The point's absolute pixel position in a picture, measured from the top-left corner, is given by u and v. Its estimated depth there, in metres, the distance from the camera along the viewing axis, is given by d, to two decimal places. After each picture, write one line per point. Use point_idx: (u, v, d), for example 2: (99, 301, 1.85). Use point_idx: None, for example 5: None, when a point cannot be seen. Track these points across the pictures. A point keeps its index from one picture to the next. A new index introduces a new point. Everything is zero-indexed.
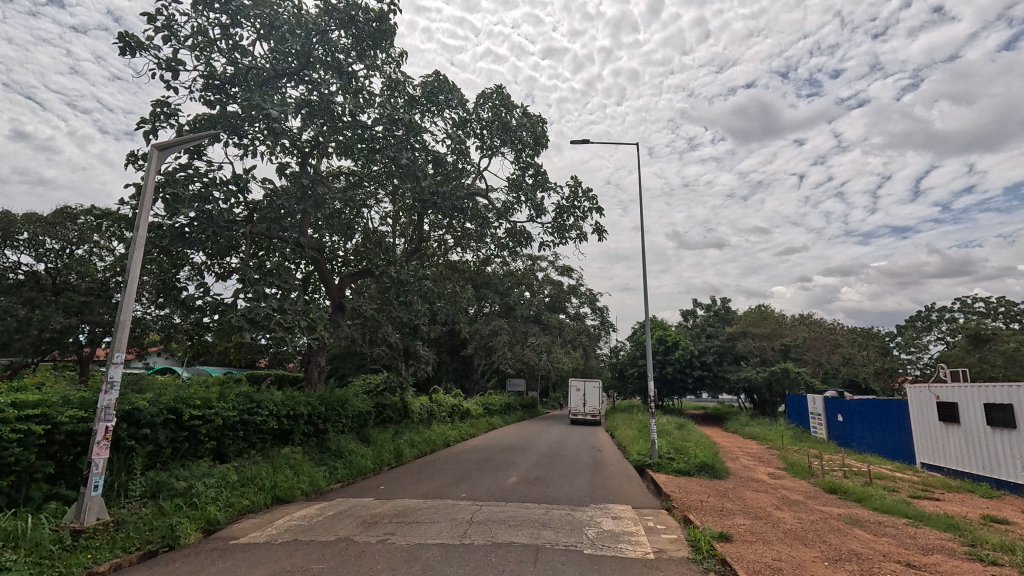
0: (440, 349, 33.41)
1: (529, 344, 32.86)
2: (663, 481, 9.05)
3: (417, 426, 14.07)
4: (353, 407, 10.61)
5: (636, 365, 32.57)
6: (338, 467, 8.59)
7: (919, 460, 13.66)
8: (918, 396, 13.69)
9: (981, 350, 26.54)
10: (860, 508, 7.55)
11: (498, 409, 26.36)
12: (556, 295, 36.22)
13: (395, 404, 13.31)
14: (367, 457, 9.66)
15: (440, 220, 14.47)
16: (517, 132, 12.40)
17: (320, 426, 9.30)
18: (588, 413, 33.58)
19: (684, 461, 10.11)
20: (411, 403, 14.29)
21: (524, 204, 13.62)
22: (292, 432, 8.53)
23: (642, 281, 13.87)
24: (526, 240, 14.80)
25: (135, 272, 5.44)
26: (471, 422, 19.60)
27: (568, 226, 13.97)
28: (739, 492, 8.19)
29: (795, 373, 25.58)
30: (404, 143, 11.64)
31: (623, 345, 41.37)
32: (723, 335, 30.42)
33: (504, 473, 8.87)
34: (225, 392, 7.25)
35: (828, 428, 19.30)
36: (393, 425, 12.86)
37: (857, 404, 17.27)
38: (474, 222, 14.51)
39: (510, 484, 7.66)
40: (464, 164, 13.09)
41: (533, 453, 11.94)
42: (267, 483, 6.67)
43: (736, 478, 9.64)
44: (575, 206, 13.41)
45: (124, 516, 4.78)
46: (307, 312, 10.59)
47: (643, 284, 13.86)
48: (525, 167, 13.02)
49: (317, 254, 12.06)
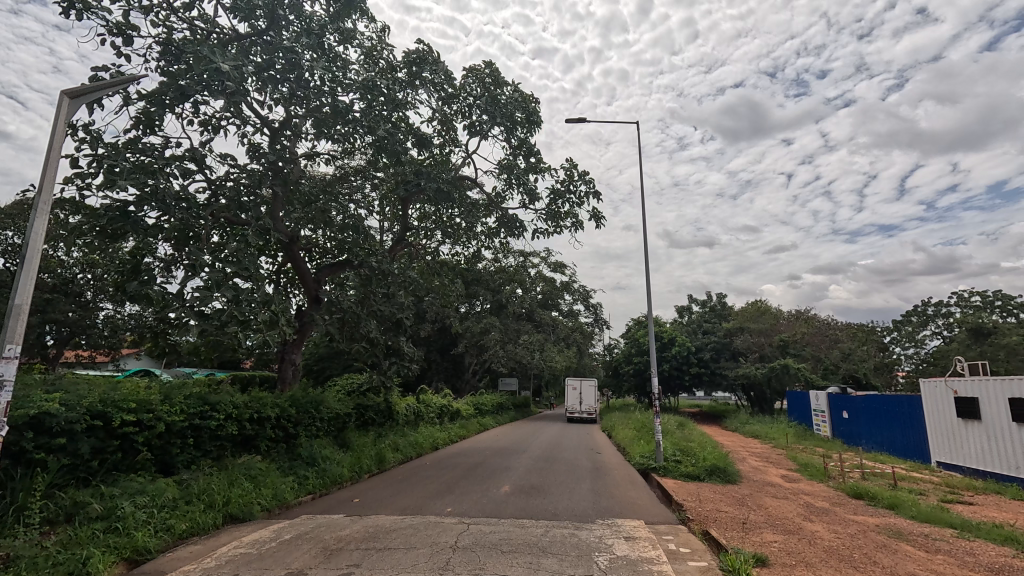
0: (430, 348, 32.48)
1: (521, 342, 32.06)
2: (672, 487, 8.18)
3: (403, 429, 13.11)
4: (330, 409, 9.63)
5: (630, 363, 31.82)
6: (309, 476, 7.65)
7: (933, 458, 12.98)
8: (933, 391, 12.95)
9: (982, 344, 26.02)
10: (895, 517, 6.72)
11: (490, 409, 25.48)
12: (548, 292, 35.39)
13: (379, 405, 12.33)
14: (344, 464, 8.72)
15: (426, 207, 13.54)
16: (508, 109, 11.49)
17: (290, 430, 8.33)
18: (583, 412, 32.77)
19: (692, 465, 9.26)
20: (396, 405, 13.32)
21: (516, 189, 12.72)
22: (256, 438, 7.57)
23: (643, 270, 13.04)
24: (519, 229, 13.89)
25: (38, 247, 4.42)
26: (462, 424, 18.63)
27: (563, 214, 13.09)
28: (760, 501, 7.32)
29: (795, 369, 24.92)
30: (384, 120, 10.70)
31: (617, 342, 40.65)
32: (719, 331, 29.73)
33: (497, 481, 7.96)
34: (173, 393, 6.28)
35: (831, 426, 18.61)
36: (376, 428, 11.90)
37: (864, 400, 16.54)
38: (463, 210, 13.59)
39: (502, 495, 6.74)
40: (451, 145, 12.19)
41: (530, 456, 11.05)
42: (218, 498, 5.73)
43: (749, 482, 8.81)
44: (571, 192, 12.55)
45: (18, 549, 3.79)
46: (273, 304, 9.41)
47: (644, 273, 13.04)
48: (517, 149, 12.12)
49: (290, 242, 11.07)
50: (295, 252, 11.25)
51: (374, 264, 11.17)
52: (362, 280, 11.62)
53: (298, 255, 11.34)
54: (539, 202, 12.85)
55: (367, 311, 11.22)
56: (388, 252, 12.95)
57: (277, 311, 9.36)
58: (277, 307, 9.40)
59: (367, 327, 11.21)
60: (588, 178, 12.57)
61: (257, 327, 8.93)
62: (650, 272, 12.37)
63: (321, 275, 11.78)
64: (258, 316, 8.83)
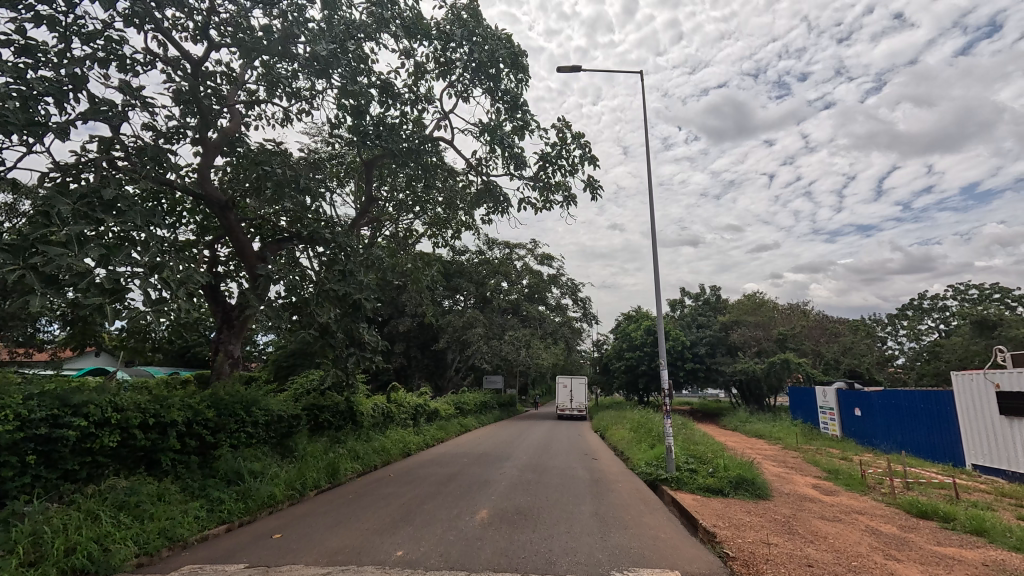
0: (411, 345, 30.68)
1: (506, 338, 30.55)
2: (691, 505, 6.57)
3: (368, 433, 11.29)
4: (270, 412, 7.80)
5: (621, 358, 30.33)
6: (227, 500, 5.86)
7: (967, 460, 11.60)
8: (971, 385, 11.48)
9: (987, 338, 24.94)
10: (997, 549, 5.10)
11: (473, 409, 23.76)
12: (535, 285, 33.63)
13: (339, 406, 10.49)
14: (281, 479, 6.92)
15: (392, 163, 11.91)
16: (488, 54, 9.75)
17: (213, 435, 6.53)
18: (574, 410, 31.26)
19: (712, 475, 7.64)
20: (361, 405, 11.49)
21: (499, 154, 10.94)
22: (155, 451, 5.77)
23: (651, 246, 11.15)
24: (503, 202, 12.11)
25: None
26: (440, 425, 16.87)
27: (554, 185, 11.37)
28: (810, 526, 5.70)
29: (795, 363, 23.62)
30: (339, 56, 8.89)
31: (606, 339, 39.10)
32: (715, 325, 28.23)
33: (476, 500, 6.34)
34: (12, 392, 4.48)
35: (841, 424, 17.26)
36: (333, 433, 10.05)
37: (880, 396, 15.14)
38: (437, 177, 11.90)
39: (476, 527, 5.07)
40: (421, 95, 10.88)
41: (518, 463, 9.58)
42: (57, 544, 3.91)
43: (785, 497, 7.18)
44: (563, 157, 10.82)
45: None
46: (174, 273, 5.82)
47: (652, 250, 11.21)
48: (499, 102, 10.40)
49: (224, 206, 9.02)
50: (233, 220, 9.19)
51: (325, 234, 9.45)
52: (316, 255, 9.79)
53: (236, 225, 9.26)
54: (526, 170, 11.10)
55: (322, 290, 9.43)
56: (350, 224, 11.15)
57: (178, 285, 5.75)
58: (182, 278, 5.82)
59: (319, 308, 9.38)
60: (581, 143, 10.87)
61: (138, 307, 5.26)
62: (657, 252, 10.68)
63: (266, 251, 9.81)
64: (141, 286, 5.21)
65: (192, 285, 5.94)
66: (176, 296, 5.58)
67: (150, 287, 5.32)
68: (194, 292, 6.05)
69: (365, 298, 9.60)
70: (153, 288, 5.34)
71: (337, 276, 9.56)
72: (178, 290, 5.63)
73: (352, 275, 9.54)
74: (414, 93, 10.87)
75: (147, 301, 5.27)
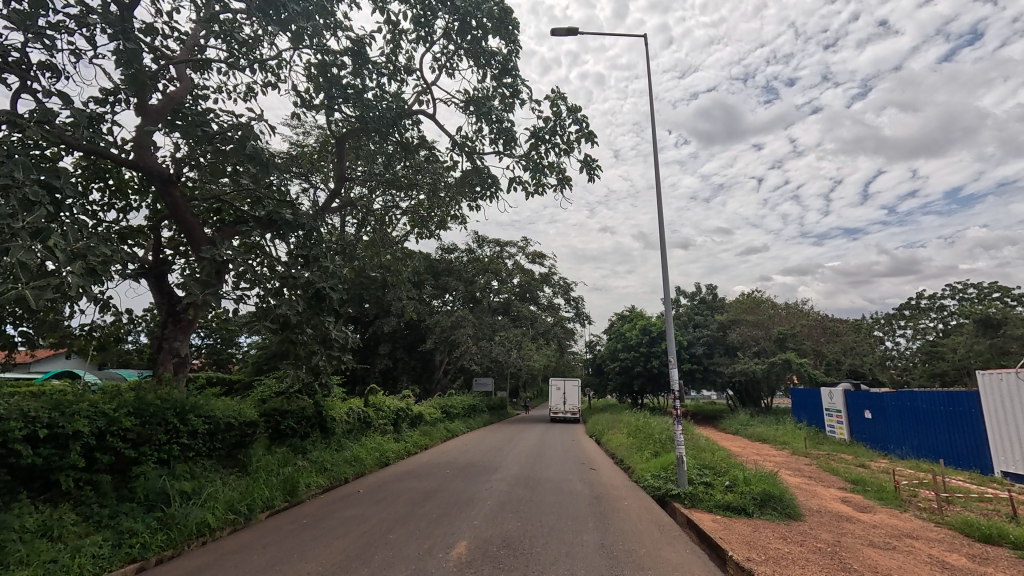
0: (397, 346, 29.50)
1: (497, 338, 29.53)
2: (714, 529, 5.50)
3: (340, 441, 10.12)
4: (216, 420, 6.64)
5: (615, 359, 29.32)
6: (141, 533, 4.70)
7: (997, 467, 10.65)
8: (999, 385, 10.54)
9: (992, 338, 24.21)
10: None
11: (461, 413, 22.58)
12: (526, 284, 32.54)
13: (305, 412, 9.31)
14: (221, 501, 5.76)
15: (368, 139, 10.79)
16: (472, 11, 8.67)
17: (134, 449, 5.35)
18: (567, 412, 30.24)
19: (732, 491, 6.58)
20: (333, 409, 10.32)
21: (486, 129, 9.85)
22: (51, 471, 4.62)
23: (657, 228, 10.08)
24: (491, 186, 10.99)
25: None
26: (425, 431, 15.67)
27: (546, 166, 10.29)
28: (863, 558, 4.63)
29: (797, 363, 22.73)
30: (300, 6, 7.78)
31: (600, 339, 38.08)
32: (712, 324, 27.27)
33: (454, 527, 5.25)
34: None
35: (849, 428, 16.34)
36: (297, 441, 8.86)
37: (893, 398, 14.21)
38: (418, 156, 10.79)
39: (449, 569, 3.98)
40: (399, 59, 9.79)
41: (505, 475, 8.50)
42: None
43: (819, 516, 6.12)
44: (558, 133, 9.72)
45: None
46: (72, 244, 4.61)
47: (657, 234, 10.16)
48: (485, 66, 9.36)
49: (168, 181, 7.75)
50: (180, 198, 7.91)
51: (286, 213, 8.27)
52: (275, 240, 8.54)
53: (183, 203, 7.97)
54: (517, 148, 10.01)
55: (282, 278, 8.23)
56: (320, 208, 9.98)
57: (74, 257, 4.54)
58: (81, 250, 4.61)
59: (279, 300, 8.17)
60: (579, 118, 9.77)
61: (13, 280, 4.05)
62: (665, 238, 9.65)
63: (220, 235, 8.55)
64: (14, 250, 4.00)
65: (97, 259, 4.73)
66: (67, 270, 4.37)
67: (30, 253, 4.11)
68: (100, 266, 4.83)
69: (332, 289, 8.48)
70: (34, 257, 4.13)
71: (299, 262, 8.38)
72: (72, 263, 4.42)
73: (317, 262, 8.38)
74: (390, 58, 9.77)
75: (23, 273, 4.05)
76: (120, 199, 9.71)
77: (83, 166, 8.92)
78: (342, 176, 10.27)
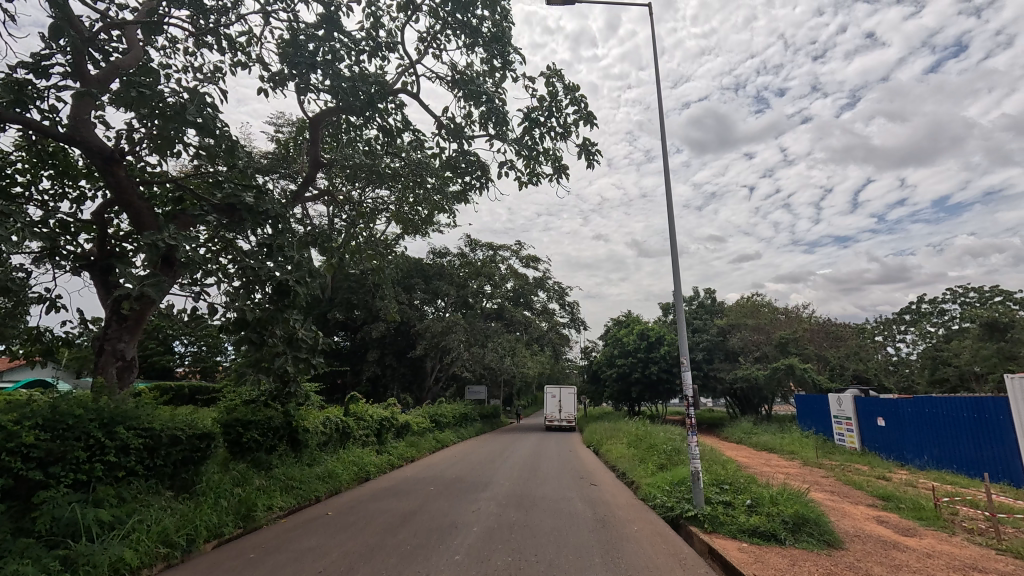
0: (386, 352, 28.53)
1: (490, 345, 28.59)
2: (743, 561, 4.61)
3: (315, 455, 9.16)
4: (158, 432, 5.69)
5: (612, 366, 28.45)
6: None
7: None
8: None
9: (999, 342, 23.55)
10: None
11: (452, 422, 21.59)
12: (520, 288, 31.66)
13: (274, 422, 8.35)
14: (151, 532, 4.80)
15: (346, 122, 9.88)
16: None
17: (40, 470, 4.40)
18: (563, 421, 29.32)
19: (757, 513, 5.69)
20: (307, 420, 9.36)
21: (475, 111, 9.01)
22: None
23: (665, 218, 9.23)
24: (481, 175, 10.14)
25: None
26: (411, 442, 14.63)
27: (542, 152, 9.45)
28: None
29: (800, 369, 21.95)
30: None
31: (596, 346, 37.23)
32: (712, 328, 26.51)
33: (431, 565, 4.31)
34: None
35: (860, 436, 15.50)
36: (263, 456, 7.89)
37: (910, 405, 13.41)
38: (401, 141, 9.95)
39: None
40: (378, 32, 8.95)
41: (496, 493, 7.56)
42: None
43: (863, 543, 5.23)
44: (553, 114, 8.86)
45: None
46: None
47: (664, 223, 9.33)
48: (473, 39, 8.54)
49: (111, 159, 6.80)
50: (125, 179, 6.96)
51: (247, 197, 7.30)
52: (235, 228, 7.53)
53: (129, 184, 7.02)
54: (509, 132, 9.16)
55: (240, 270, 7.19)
56: (293, 197, 9.05)
57: None
58: None
59: (236, 295, 7.13)
60: (576, 99, 8.94)
61: None
62: (673, 229, 8.85)
63: (175, 223, 7.57)
64: None
65: None
66: None
67: None
68: None
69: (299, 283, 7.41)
70: None
71: (260, 252, 7.34)
72: None
73: (281, 252, 7.36)
74: (369, 32, 8.94)
75: None
76: (73, 186, 8.74)
77: (25, 148, 8.02)
78: (316, 162, 9.29)
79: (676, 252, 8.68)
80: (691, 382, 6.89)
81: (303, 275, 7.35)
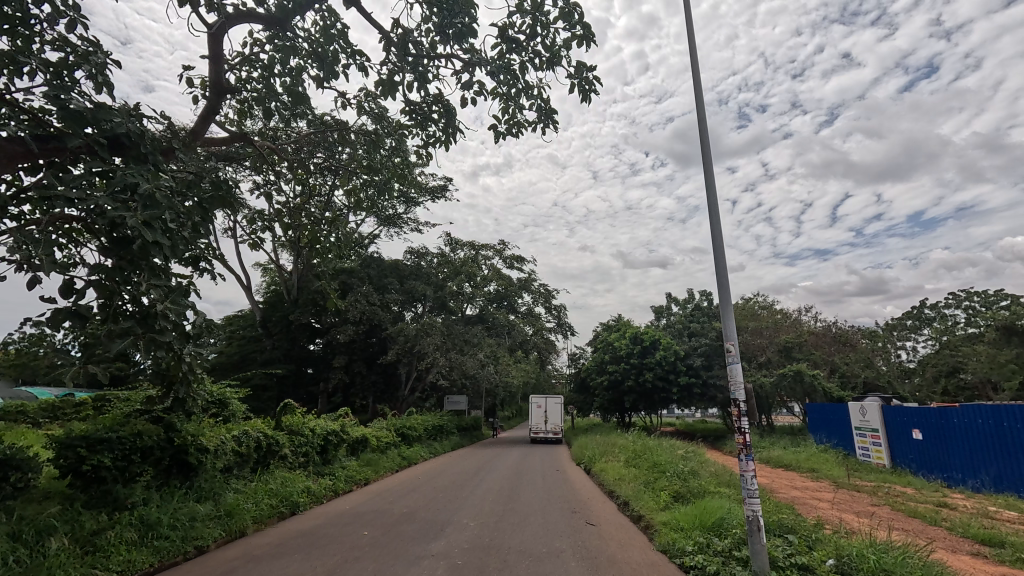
0: (355, 358, 25.99)
1: (470, 351, 26.23)
2: None
3: (216, 483, 6.77)
4: None
5: (602, 373, 26.30)
6: None
7: None
8: None
9: (1017, 348, 21.87)
10: None
11: (424, 435, 19.18)
12: (505, 290, 29.39)
13: (147, 441, 5.91)
14: None
15: (271, 53, 7.81)
16: None
17: None
18: (550, 432, 27.05)
19: None
20: (207, 437, 6.94)
21: (435, 23, 6.82)
22: None
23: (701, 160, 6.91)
24: (445, 119, 7.94)
25: None
26: (366, 461, 12.15)
27: (523, 84, 7.29)
28: None
29: (810, 374, 19.98)
30: None
31: (584, 352, 35.04)
32: (711, 332, 24.55)
33: None
34: None
35: (889, 451, 13.48)
36: (117, 491, 5.44)
37: (957, 415, 11.38)
38: (341, 70, 7.72)
39: None
40: None
41: (450, 546, 5.23)
42: None
43: None
44: (536, 26, 6.68)
45: None
46: None
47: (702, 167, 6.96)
48: None
49: None
50: None
51: (75, 102, 4.69)
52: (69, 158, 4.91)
53: None
54: (481, 55, 6.98)
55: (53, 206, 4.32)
56: (187, 135, 6.64)
57: None
58: None
59: (37, 243, 4.14)
60: (568, 10, 6.76)
61: None
62: (710, 184, 6.62)
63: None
64: None
65: None
66: None
67: None
68: None
69: (147, 224, 4.42)
70: None
71: (90, 178, 4.46)
72: None
73: (123, 179, 4.47)
74: None
75: None
76: None
77: None
78: (220, 85, 6.73)
79: (712, 213, 6.46)
80: (751, 385, 4.56)
81: (153, 213, 4.40)
